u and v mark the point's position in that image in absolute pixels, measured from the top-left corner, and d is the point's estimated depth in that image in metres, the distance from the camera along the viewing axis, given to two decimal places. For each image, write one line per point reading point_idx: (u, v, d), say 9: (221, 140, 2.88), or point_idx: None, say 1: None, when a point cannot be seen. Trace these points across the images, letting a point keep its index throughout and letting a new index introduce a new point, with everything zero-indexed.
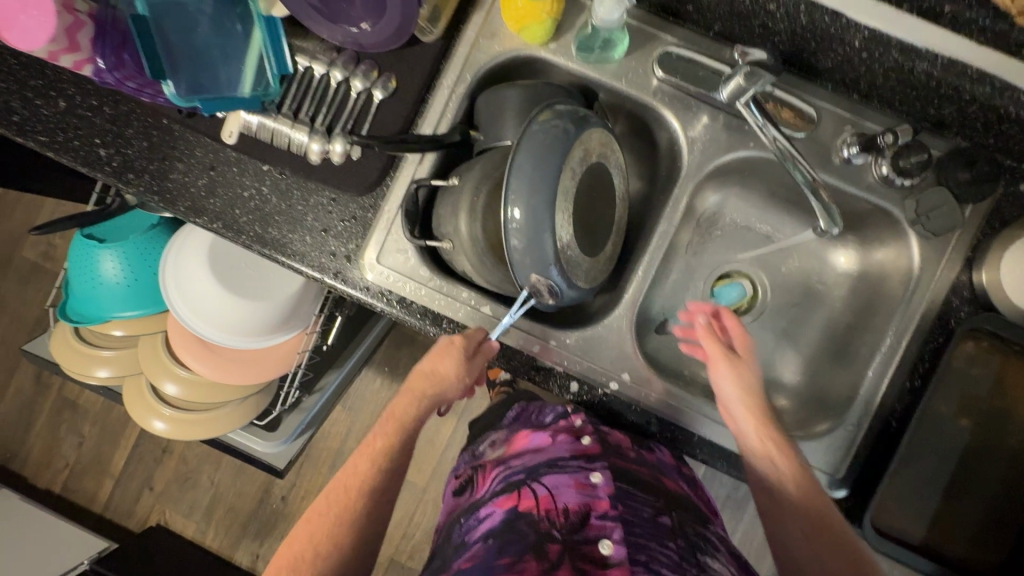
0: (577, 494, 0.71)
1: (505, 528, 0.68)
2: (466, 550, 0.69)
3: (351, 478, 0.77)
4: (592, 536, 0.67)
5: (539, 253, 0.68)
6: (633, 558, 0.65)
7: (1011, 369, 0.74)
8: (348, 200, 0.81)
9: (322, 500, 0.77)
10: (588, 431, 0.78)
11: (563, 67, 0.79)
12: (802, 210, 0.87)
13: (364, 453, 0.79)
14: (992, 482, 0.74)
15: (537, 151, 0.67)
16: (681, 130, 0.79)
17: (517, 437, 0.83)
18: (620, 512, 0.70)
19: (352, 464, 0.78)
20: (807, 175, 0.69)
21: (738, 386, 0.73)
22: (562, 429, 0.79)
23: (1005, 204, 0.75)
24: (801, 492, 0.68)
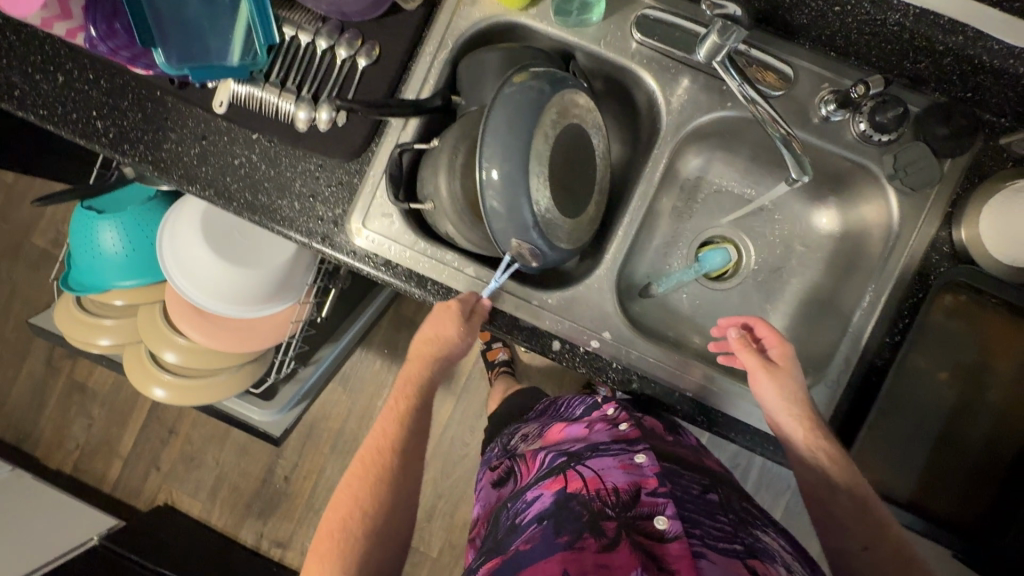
0: (624, 474, 0.68)
1: (557, 509, 0.66)
2: (519, 534, 0.67)
3: (377, 447, 0.80)
4: (645, 512, 0.63)
5: (519, 215, 0.69)
6: (690, 532, 0.61)
7: (991, 324, 0.74)
8: (335, 166, 0.83)
9: (354, 474, 0.79)
10: (623, 418, 0.79)
11: (544, 33, 0.81)
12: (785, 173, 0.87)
13: (384, 423, 0.81)
14: (973, 439, 0.74)
15: (512, 111, 0.68)
16: (660, 92, 0.80)
17: (554, 430, 0.86)
18: (670, 489, 0.66)
19: (377, 436, 0.81)
20: (781, 128, 0.69)
21: (782, 398, 0.72)
22: (596, 420, 0.81)
23: (984, 159, 0.75)
24: (809, 446, 0.71)
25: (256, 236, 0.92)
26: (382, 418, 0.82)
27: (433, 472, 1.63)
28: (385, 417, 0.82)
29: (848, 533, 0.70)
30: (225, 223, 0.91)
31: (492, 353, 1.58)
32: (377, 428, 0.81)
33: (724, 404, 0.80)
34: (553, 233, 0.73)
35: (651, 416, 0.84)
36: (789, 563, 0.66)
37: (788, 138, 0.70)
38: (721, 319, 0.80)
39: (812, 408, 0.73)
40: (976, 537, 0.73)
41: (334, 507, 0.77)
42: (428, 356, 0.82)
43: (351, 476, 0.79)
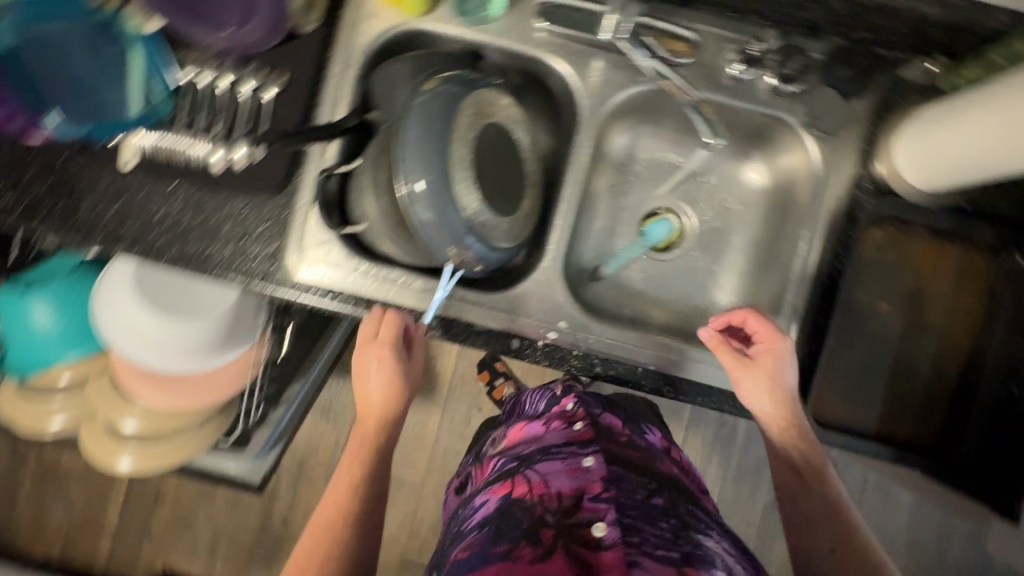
0: (570, 478, 0.69)
1: (500, 514, 0.68)
2: (463, 540, 0.69)
3: (344, 492, 0.78)
4: (585, 519, 0.63)
5: (451, 223, 0.68)
6: (627, 539, 0.61)
7: (920, 250, 0.77)
8: (261, 201, 0.80)
9: (314, 531, 0.76)
10: (580, 416, 0.83)
11: (448, 36, 0.80)
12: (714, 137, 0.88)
13: (346, 467, 0.80)
14: (923, 363, 0.78)
15: (425, 120, 0.67)
16: (574, 78, 0.80)
17: (515, 430, 0.89)
18: (613, 494, 0.66)
19: (340, 478, 0.79)
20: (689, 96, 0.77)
21: (768, 393, 0.72)
22: (554, 418, 0.85)
23: (895, 92, 0.77)
24: (763, 416, 0.73)
25: (204, 300, 0.87)
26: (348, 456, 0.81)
27: (432, 486, 1.62)
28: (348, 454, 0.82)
29: (799, 495, 0.73)
30: (173, 288, 0.87)
31: (498, 392, 1.58)
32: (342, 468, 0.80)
33: (687, 370, 0.81)
34: (490, 235, 0.73)
35: (612, 414, 0.87)
36: (730, 567, 0.65)
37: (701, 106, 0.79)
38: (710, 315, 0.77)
39: (792, 404, 0.72)
40: (938, 453, 0.77)
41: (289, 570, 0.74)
42: (389, 395, 0.80)
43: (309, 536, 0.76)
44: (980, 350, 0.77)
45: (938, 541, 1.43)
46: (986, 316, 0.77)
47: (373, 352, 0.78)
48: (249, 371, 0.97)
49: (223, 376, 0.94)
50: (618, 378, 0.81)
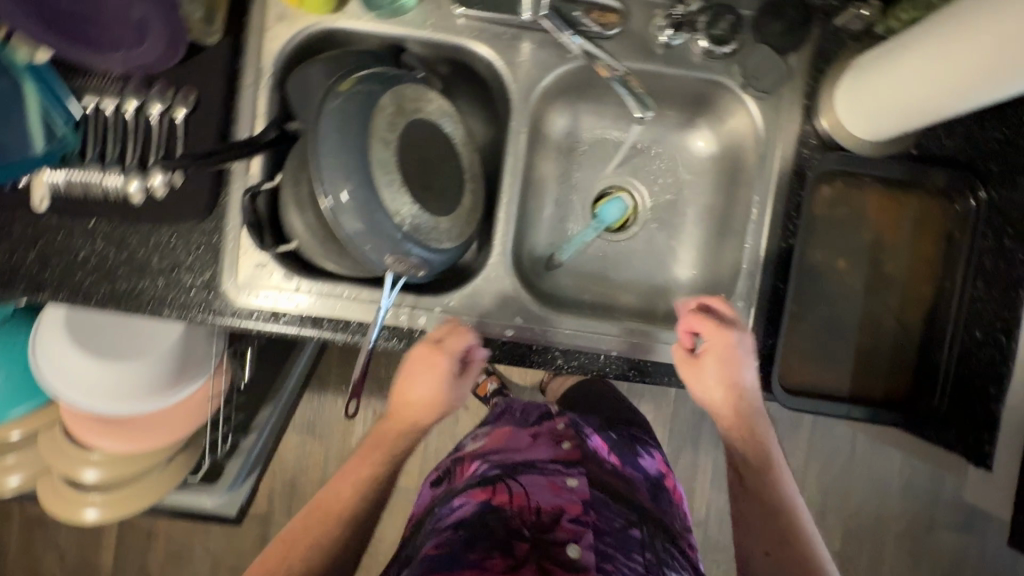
0: (551, 496, 0.70)
1: (476, 519, 0.66)
2: (435, 537, 0.66)
3: (349, 497, 0.76)
4: (561, 538, 0.65)
5: (382, 230, 0.65)
6: (600, 565, 0.63)
7: (872, 200, 0.75)
8: (188, 229, 0.76)
9: (300, 535, 0.74)
10: (567, 437, 0.82)
11: (364, 32, 0.76)
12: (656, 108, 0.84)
13: (353, 469, 0.78)
14: (889, 320, 0.75)
15: (338, 124, 0.64)
16: (500, 63, 0.77)
17: (500, 432, 0.87)
18: (591, 519, 0.68)
19: (344, 482, 0.77)
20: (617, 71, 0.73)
21: (722, 377, 0.70)
22: (545, 432, 0.85)
23: (828, 42, 0.75)
24: (727, 410, 0.72)
25: (152, 346, 0.84)
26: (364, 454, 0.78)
27: None
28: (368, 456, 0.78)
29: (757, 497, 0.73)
30: (115, 336, 0.84)
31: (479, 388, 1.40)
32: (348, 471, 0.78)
33: (651, 351, 0.79)
34: (429, 237, 0.70)
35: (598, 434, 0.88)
36: None
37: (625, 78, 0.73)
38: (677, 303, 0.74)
39: (747, 403, 0.72)
40: (909, 406, 0.74)
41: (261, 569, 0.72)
42: (430, 404, 0.76)
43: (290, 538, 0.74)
44: (942, 294, 0.74)
45: (930, 484, 1.45)
46: (945, 260, 0.74)
47: (444, 360, 0.72)
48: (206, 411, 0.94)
49: (182, 418, 0.92)
50: (582, 371, 0.79)
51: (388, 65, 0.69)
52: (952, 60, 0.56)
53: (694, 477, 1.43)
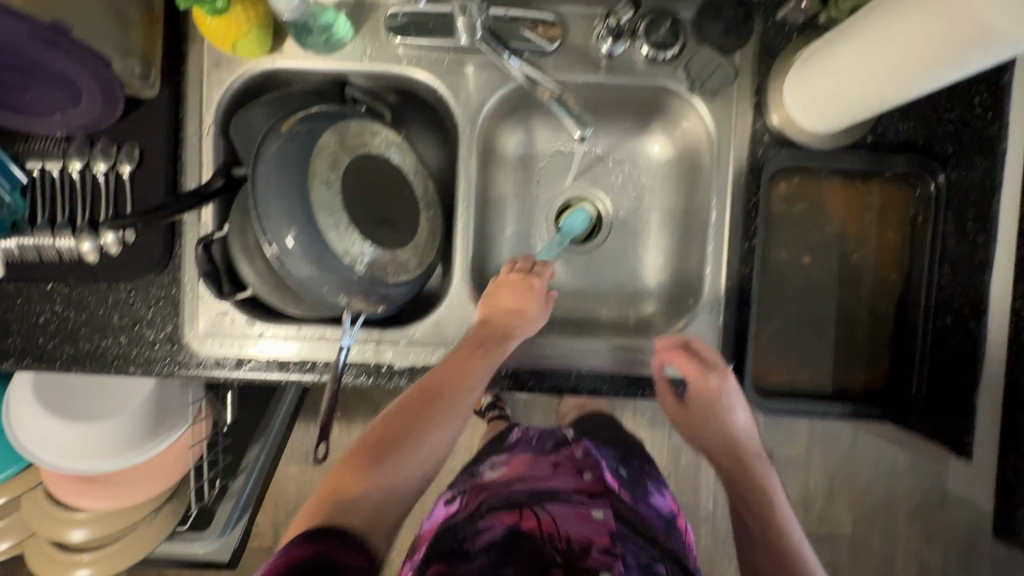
0: (579, 525, 0.68)
1: (506, 542, 0.64)
2: (466, 557, 0.64)
3: (435, 415, 0.67)
4: (592, 567, 0.62)
5: (334, 271, 0.65)
6: None
7: (831, 192, 0.73)
8: (145, 283, 0.76)
9: (387, 454, 0.65)
10: (590, 468, 0.80)
11: (302, 70, 0.75)
12: (609, 117, 0.84)
13: (434, 386, 0.68)
14: (859, 311, 0.73)
15: (279, 169, 0.63)
16: (443, 89, 0.76)
17: (518, 461, 0.85)
18: (620, 549, 0.65)
19: (429, 401, 0.67)
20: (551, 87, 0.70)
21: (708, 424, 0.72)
22: (565, 461, 0.82)
23: (771, 38, 0.74)
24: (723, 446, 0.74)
25: (127, 403, 0.85)
26: (443, 376, 0.68)
27: None
28: (456, 376, 0.68)
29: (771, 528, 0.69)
30: (93, 398, 0.85)
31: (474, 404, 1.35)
32: (427, 385, 0.68)
33: (626, 364, 0.75)
34: (383, 272, 0.69)
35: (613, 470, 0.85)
36: None
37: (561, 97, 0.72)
38: (657, 339, 0.74)
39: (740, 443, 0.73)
40: (885, 398, 0.72)
41: (343, 495, 0.60)
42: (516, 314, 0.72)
43: (376, 459, 0.64)
44: (911, 281, 0.72)
45: None
46: (911, 246, 0.72)
47: (529, 305, 0.73)
48: (188, 461, 0.93)
49: (165, 470, 0.92)
50: (554, 391, 0.76)
51: (331, 105, 0.69)
52: (903, 43, 0.52)
53: (696, 473, 1.43)
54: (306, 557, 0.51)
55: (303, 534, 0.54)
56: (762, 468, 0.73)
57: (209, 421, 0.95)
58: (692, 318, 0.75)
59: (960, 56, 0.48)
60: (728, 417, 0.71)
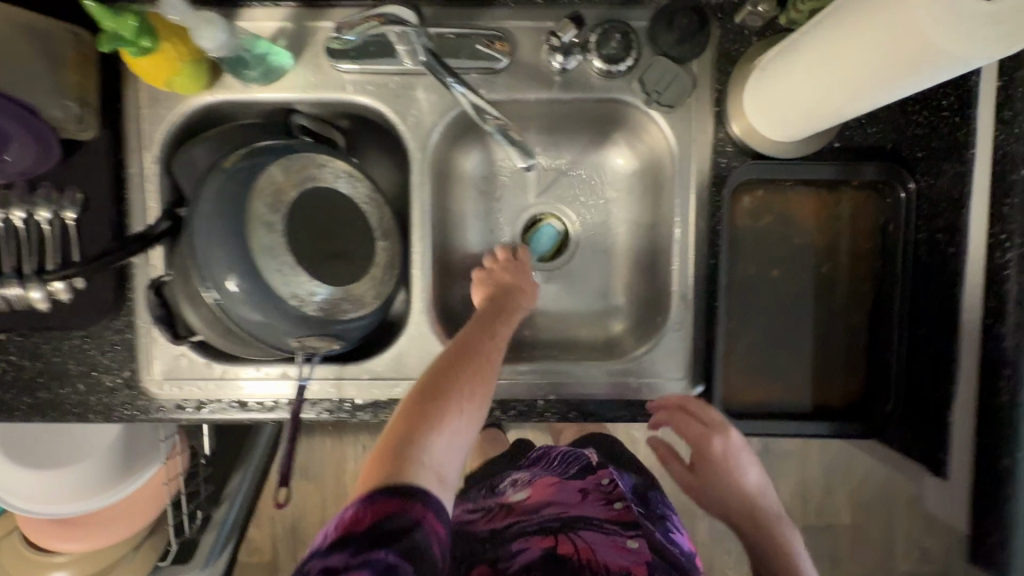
0: (615, 554, 0.73)
1: (544, 565, 0.71)
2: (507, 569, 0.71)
3: (483, 367, 0.63)
4: None
5: (281, 314, 0.63)
6: None
7: (799, 202, 0.70)
8: (100, 329, 0.74)
9: (439, 405, 0.58)
10: (618, 496, 0.84)
11: (244, 102, 0.72)
12: (569, 130, 0.81)
13: (472, 340, 0.65)
14: (831, 325, 0.71)
15: (217, 212, 0.61)
16: (390, 113, 0.72)
17: (543, 484, 0.89)
18: None
19: (473, 352, 0.63)
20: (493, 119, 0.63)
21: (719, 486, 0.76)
22: (592, 488, 0.86)
23: (730, 44, 0.70)
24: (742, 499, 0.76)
25: (95, 446, 0.84)
26: (479, 334, 0.65)
27: None
28: (486, 336, 0.66)
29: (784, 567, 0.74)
30: (61, 445, 0.84)
31: None
32: (468, 339, 0.65)
33: (589, 386, 0.74)
34: (336, 310, 0.68)
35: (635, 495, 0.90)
36: None
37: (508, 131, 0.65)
38: (656, 398, 0.73)
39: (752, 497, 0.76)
40: (860, 413, 0.70)
41: (411, 445, 0.55)
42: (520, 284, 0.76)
43: (435, 406, 0.58)
44: (884, 292, 0.69)
45: None
46: (882, 254, 0.69)
47: (526, 281, 0.76)
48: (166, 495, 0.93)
49: (142, 506, 0.92)
50: (520, 419, 0.75)
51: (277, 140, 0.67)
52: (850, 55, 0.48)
53: None
54: (389, 513, 0.51)
55: (375, 489, 0.52)
56: (784, 531, 0.76)
57: (187, 451, 0.95)
58: (659, 341, 0.73)
59: (909, 69, 0.45)
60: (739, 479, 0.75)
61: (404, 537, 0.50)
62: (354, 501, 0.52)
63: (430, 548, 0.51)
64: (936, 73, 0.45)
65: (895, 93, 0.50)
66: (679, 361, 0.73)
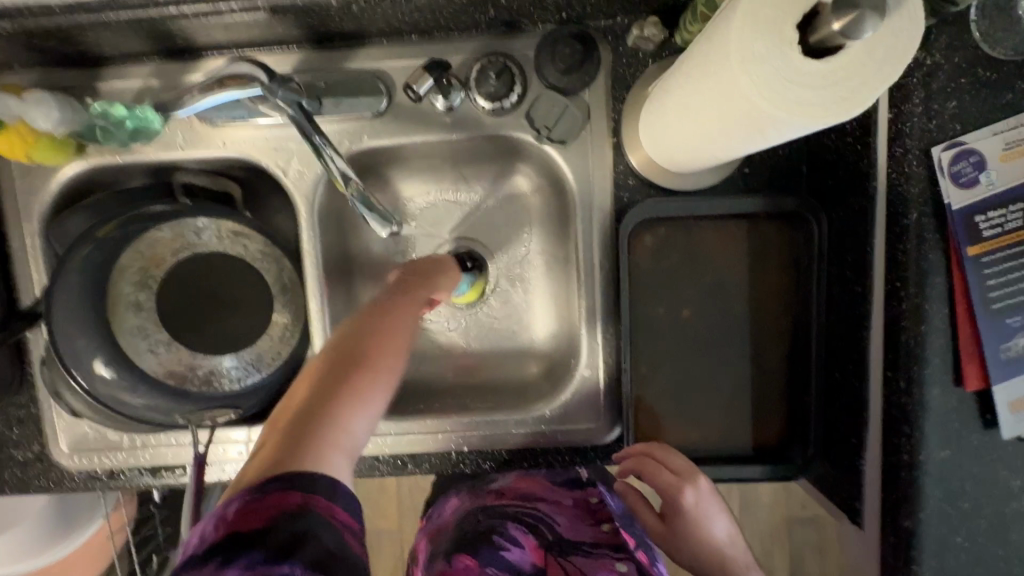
0: None
1: None
2: (488, 555, 0.62)
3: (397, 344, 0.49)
4: None
5: (162, 391, 0.63)
6: None
7: (707, 233, 0.66)
8: (3, 406, 0.73)
9: (337, 388, 0.45)
10: (608, 515, 0.71)
11: (116, 165, 0.69)
12: (472, 162, 0.75)
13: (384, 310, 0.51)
14: (746, 364, 0.67)
15: (79, 295, 0.59)
16: (271, 165, 0.68)
17: (532, 483, 0.73)
18: None
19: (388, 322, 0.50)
20: (354, 186, 0.59)
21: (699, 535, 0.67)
22: (579, 499, 0.73)
23: (623, 69, 0.64)
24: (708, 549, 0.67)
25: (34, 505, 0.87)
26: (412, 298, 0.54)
27: None
28: (403, 308, 0.53)
29: None
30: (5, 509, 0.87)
31: None
32: (381, 313, 0.51)
33: (501, 438, 0.71)
34: (228, 379, 0.67)
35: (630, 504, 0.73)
36: None
37: (368, 196, 0.60)
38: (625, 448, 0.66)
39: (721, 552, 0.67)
40: (780, 453, 0.67)
41: (314, 425, 0.43)
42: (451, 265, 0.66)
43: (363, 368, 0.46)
44: (801, 328, 0.65)
45: None
46: (797, 289, 0.65)
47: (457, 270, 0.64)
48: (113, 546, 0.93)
49: (91, 560, 0.92)
50: (436, 470, 0.73)
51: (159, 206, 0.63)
52: (699, 107, 0.43)
53: None
54: (288, 509, 0.39)
55: (267, 478, 0.40)
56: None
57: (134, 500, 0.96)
58: (564, 395, 0.71)
59: (751, 129, 0.39)
60: (706, 530, 0.66)
61: (304, 544, 0.38)
62: (239, 494, 0.40)
63: (344, 549, 0.39)
64: (777, 135, 0.40)
65: (749, 148, 0.45)
66: (592, 405, 0.71)
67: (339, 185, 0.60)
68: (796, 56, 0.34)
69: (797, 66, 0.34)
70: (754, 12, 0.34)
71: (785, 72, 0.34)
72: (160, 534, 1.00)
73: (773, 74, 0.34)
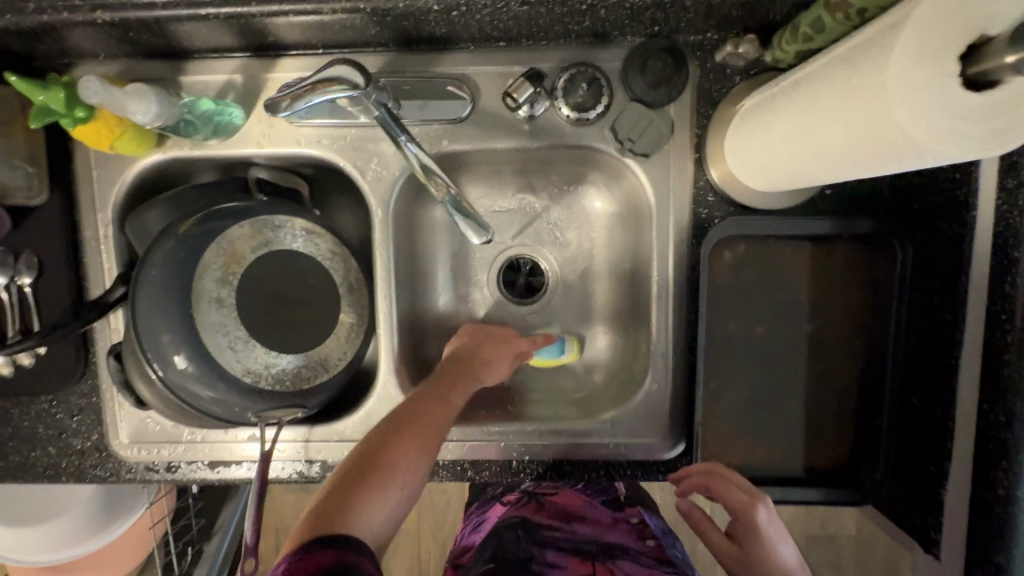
0: None
1: None
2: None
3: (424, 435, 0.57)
4: None
5: (233, 390, 0.62)
6: None
7: (783, 253, 0.65)
8: (65, 393, 0.73)
9: (380, 471, 0.54)
10: (650, 533, 0.74)
11: (194, 159, 0.69)
12: (543, 171, 0.74)
13: (421, 402, 0.60)
14: (816, 386, 0.66)
15: (163, 286, 0.60)
16: (348, 165, 0.68)
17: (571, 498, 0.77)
18: None
19: (420, 412, 0.59)
20: (449, 190, 0.58)
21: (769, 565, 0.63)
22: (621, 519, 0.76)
23: (709, 83, 0.64)
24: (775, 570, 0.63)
25: (79, 493, 0.86)
26: (440, 390, 0.61)
27: None
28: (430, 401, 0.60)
29: None
30: (48, 497, 0.87)
31: None
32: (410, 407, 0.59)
33: (564, 450, 0.70)
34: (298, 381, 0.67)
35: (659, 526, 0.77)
36: None
37: (458, 199, 0.60)
38: (688, 467, 0.66)
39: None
40: (848, 477, 0.67)
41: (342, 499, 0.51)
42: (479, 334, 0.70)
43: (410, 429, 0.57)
44: (878, 351, 0.65)
45: None
46: (875, 312, 0.64)
47: (502, 358, 0.67)
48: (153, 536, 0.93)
49: (128, 550, 0.92)
50: (493, 479, 0.72)
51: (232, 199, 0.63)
52: (824, 133, 0.42)
53: None
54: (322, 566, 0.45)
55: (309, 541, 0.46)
56: None
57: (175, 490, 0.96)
58: (628, 406, 0.70)
59: (886, 160, 0.39)
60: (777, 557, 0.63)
61: None
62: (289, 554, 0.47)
63: None
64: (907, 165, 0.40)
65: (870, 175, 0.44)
66: (660, 422, 0.69)
67: (420, 178, 0.59)
68: (959, 89, 0.33)
69: (955, 99, 0.34)
70: (917, 43, 0.33)
71: (943, 104, 0.34)
72: (197, 526, 0.99)
73: (929, 104, 0.34)
